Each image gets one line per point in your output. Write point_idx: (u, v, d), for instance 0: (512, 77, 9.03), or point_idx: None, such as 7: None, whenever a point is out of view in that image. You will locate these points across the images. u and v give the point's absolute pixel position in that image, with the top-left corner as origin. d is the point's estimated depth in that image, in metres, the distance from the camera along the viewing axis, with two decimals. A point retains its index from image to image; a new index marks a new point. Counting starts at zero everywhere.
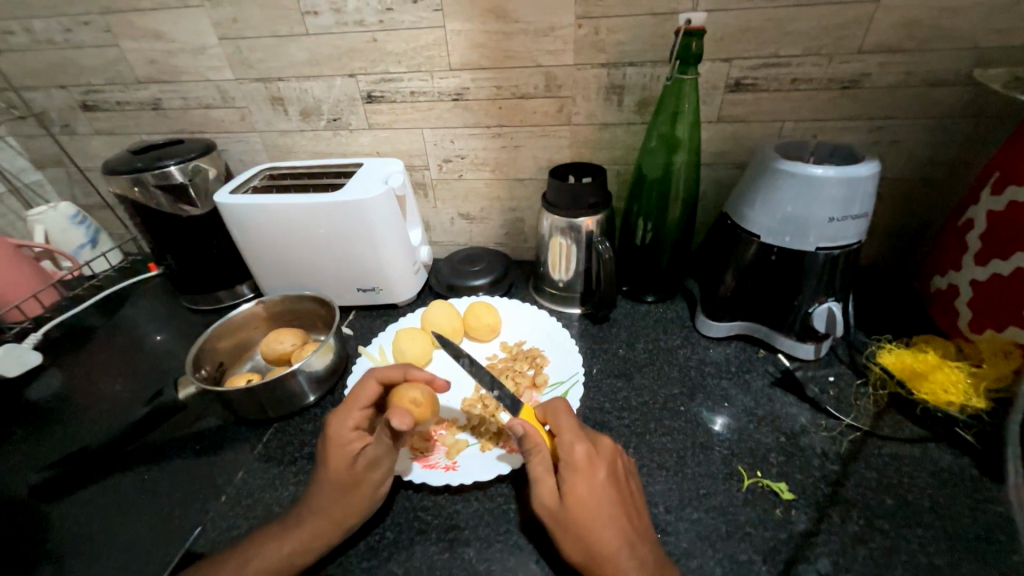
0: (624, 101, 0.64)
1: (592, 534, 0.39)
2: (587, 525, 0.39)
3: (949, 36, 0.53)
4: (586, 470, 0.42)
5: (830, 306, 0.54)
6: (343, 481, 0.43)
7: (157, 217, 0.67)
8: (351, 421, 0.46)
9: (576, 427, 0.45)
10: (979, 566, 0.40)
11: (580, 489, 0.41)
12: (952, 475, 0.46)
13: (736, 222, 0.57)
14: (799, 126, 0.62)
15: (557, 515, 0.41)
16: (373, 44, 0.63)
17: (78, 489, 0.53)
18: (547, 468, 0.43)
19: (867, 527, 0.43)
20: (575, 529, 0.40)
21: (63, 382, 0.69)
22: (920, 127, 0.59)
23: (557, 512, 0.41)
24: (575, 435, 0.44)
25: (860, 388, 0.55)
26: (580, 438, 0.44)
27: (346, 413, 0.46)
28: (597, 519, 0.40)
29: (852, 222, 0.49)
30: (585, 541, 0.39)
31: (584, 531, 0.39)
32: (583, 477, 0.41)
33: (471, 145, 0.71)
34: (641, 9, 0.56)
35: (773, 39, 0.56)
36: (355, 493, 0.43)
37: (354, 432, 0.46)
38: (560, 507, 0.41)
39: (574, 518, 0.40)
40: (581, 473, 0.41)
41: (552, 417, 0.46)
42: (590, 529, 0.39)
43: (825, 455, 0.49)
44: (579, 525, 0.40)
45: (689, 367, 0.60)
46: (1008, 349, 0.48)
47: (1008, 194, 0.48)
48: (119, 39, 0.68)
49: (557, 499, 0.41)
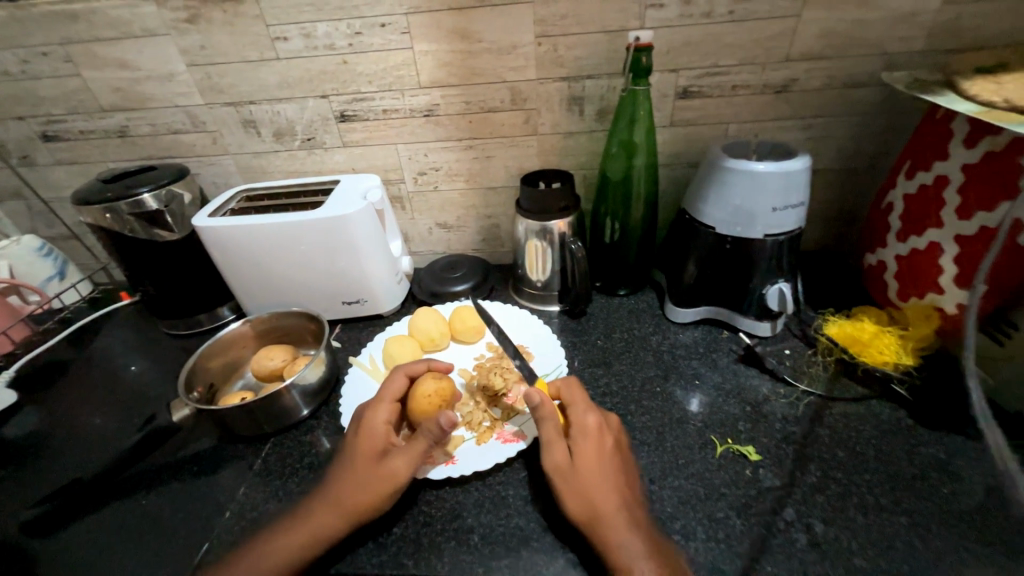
0: (585, 111, 0.69)
1: (595, 491, 0.44)
2: (593, 484, 0.44)
3: (860, 44, 0.60)
4: (593, 436, 0.48)
5: (781, 286, 0.60)
6: (372, 474, 0.47)
7: (129, 247, 0.67)
8: (384, 415, 0.51)
9: (586, 403, 0.51)
10: (917, 500, 0.46)
11: (587, 451, 0.46)
12: (892, 425, 0.53)
13: (693, 216, 0.62)
14: (742, 127, 0.68)
15: (566, 476, 0.45)
16: (344, 65, 0.66)
17: (74, 522, 0.53)
18: (559, 434, 0.48)
19: (824, 477, 0.48)
20: (581, 487, 0.44)
21: (40, 419, 0.68)
22: (844, 123, 0.67)
23: (565, 472, 0.45)
24: (586, 409, 0.50)
25: (812, 357, 0.62)
26: (589, 410, 0.50)
27: (380, 408, 0.51)
28: (598, 478, 0.45)
29: (792, 210, 0.56)
30: (591, 498, 0.44)
31: (589, 490, 0.44)
32: (591, 440, 0.47)
33: (444, 158, 0.74)
34: (594, 27, 0.62)
35: (713, 51, 0.62)
36: (382, 486, 0.46)
37: (385, 426, 0.50)
38: (570, 467, 0.45)
39: (581, 477, 0.45)
40: (592, 437, 0.47)
41: (563, 394, 0.52)
42: (593, 486, 0.44)
43: (785, 419, 0.55)
44: (585, 483, 0.44)
45: (662, 351, 0.66)
46: (929, 313, 0.56)
47: (919, 179, 0.55)
48: (81, 68, 0.68)
49: (567, 460, 0.46)
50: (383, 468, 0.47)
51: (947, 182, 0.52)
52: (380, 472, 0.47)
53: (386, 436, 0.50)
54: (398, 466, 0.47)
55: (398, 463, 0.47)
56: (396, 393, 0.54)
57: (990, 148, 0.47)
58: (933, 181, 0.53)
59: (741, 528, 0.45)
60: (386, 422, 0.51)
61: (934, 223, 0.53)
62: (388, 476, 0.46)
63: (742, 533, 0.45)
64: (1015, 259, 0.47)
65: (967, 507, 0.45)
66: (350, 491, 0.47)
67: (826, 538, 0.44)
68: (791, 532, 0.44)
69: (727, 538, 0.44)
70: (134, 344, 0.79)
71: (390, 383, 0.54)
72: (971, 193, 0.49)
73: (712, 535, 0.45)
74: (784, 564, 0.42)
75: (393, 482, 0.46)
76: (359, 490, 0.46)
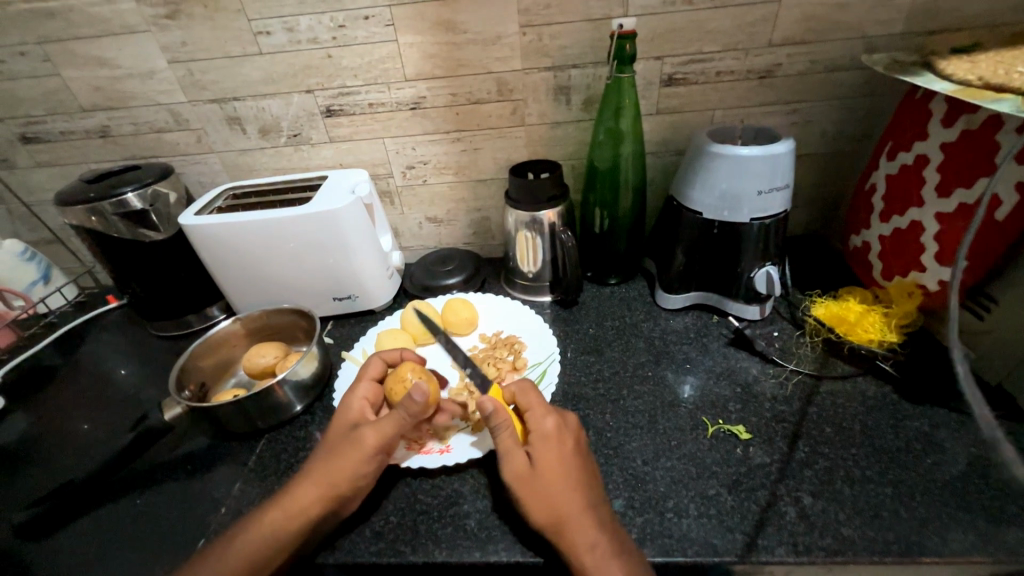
0: (572, 100, 0.69)
1: (559, 498, 0.43)
2: (555, 491, 0.43)
3: (841, 28, 0.61)
4: (554, 440, 0.46)
5: (768, 269, 0.61)
6: (345, 444, 0.47)
7: (115, 247, 0.66)
8: (361, 393, 0.52)
9: (543, 405, 0.49)
10: (902, 472, 0.47)
11: (550, 456, 0.45)
12: (878, 401, 0.54)
13: (681, 202, 0.63)
14: (728, 113, 0.69)
15: (528, 486, 0.44)
16: (328, 59, 0.65)
17: (68, 524, 0.53)
18: (517, 442, 0.46)
19: (813, 453, 0.49)
20: (544, 496, 0.43)
21: (30, 424, 0.67)
22: (827, 107, 0.68)
23: (527, 482, 0.44)
24: (543, 412, 0.48)
25: (800, 338, 0.63)
26: (547, 413, 0.48)
27: (358, 386, 0.53)
28: (564, 484, 0.43)
29: (778, 193, 0.56)
30: (555, 506, 0.42)
31: (554, 498, 0.43)
32: (552, 445, 0.46)
33: (432, 151, 0.74)
34: (578, 16, 0.62)
35: (696, 38, 0.63)
36: (353, 454, 0.46)
37: (361, 402, 0.51)
38: (532, 475, 0.44)
39: (545, 485, 0.43)
40: (552, 443, 0.46)
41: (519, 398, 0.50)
42: (558, 494, 0.43)
43: (775, 398, 0.56)
44: (550, 491, 0.43)
45: (654, 337, 0.66)
46: (912, 291, 0.57)
47: (900, 160, 0.56)
48: (60, 67, 0.66)
49: (528, 468, 0.44)
50: (354, 437, 0.47)
51: (927, 161, 0.53)
52: (352, 441, 0.47)
53: (361, 412, 0.51)
54: (369, 433, 0.47)
55: (368, 431, 0.47)
56: (376, 373, 0.54)
57: (967, 126, 0.48)
58: (913, 161, 0.54)
59: (732, 504, 0.46)
60: (363, 399, 0.52)
61: (915, 202, 0.54)
62: (358, 444, 0.46)
63: (733, 508, 0.45)
64: (992, 236, 0.48)
65: (951, 477, 0.46)
66: (323, 464, 0.46)
67: (816, 510, 0.45)
68: (782, 506, 0.45)
69: (720, 514, 0.45)
70: (123, 347, 0.78)
71: (368, 365, 0.55)
72: (949, 171, 0.50)
73: (705, 511, 0.45)
74: (775, 536, 0.43)
75: (363, 449, 0.46)
76: (332, 461, 0.46)
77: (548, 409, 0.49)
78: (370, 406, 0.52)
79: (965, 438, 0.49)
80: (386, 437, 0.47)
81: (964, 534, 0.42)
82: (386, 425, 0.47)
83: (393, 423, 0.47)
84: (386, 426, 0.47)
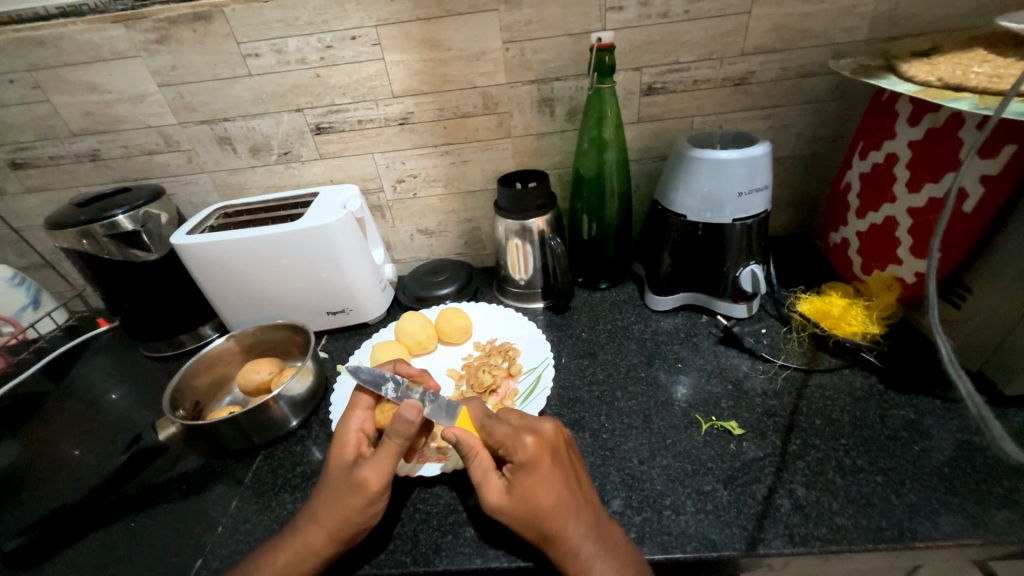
0: (556, 112, 0.71)
1: (543, 519, 0.42)
2: (536, 515, 0.42)
3: (809, 36, 0.64)
4: (531, 464, 0.43)
5: (753, 268, 0.62)
6: (342, 481, 0.45)
7: (106, 269, 0.66)
8: (357, 424, 0.50)
9: (517, 427, 0.46)
10: (891, 460, 0.48)
11: (527, 482, 0.43)
12: (864, 392, 0.55)
13: (665, 206, 0.65)
14: (707, 119, 0.71)
15: (503, 513, 0.43)
16: (316, 79, 0.67)
17: (60, 550, 0.52)
18: (490, 468, 0.45)
19: (804, 445, 0.50)
20: (523, 518, 0.42)
21: (22, 451, 0.66)
22: (800, 111, 0.71)
23: (502, 511, 0.43)
24: (517, 434, 0.45)
25: (787, 334, 0.65)
26: (524, 433, 0.45)
27: (352, 416, 0.50)
28: (544, 504, 0.42)
29: (758, 194, 0.58)
30: (538, 526, 0.42)
31: (538, 520, 0.42)
32: (527, 470, 0.43)
33: (421, 164, 0.75)
34: (558, 31, 0.64)
35: (672, 49, 0.65)
36: (355, 498, 0.44)
37: (356, 434, 0.49)
38: (503, 503, 0.43)
39: (522, 511, 0.42)
40: (530, 466, 0.44)
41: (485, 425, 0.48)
42: (541, 514, 0.42)
43: (765, 393, 0.57)
44: (529, 514, 0.42)
45: (645, 338, 0.67)
46: (891, 284, 0.59)
47: (872, 158, 0.58)
48: (50, 94, 0.67)
49: (503, 496, 0.43)
50: (353, 478, 0.45)
51: (897, 159, 0.55)
52: (348, 483, 0.45)
53: (356, 445, 0.48)
54: (369, 473, 0.45)
55: (369, 472, 0.45)
56: (369, 400, 0.52)
57: (932, 124, 0.51)
58: (884, 159, 0.57)
59: (728, 499, 0.46)
60: (358, 430, 0.49)
61: (889, 199, 0.56)
62: (361, 488, 0.44)
63: (729, 503, 0.46)
64: (963, 228, 0.50)
65: (938, 462, 0.47)
66: (323, 510, 0.45)
67: (810, 501, 0.45)
68: (777, 499, 0.46)
69: (716, 508, 0.46)
70: (115, 370, 0.77)
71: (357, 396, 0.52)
72: (918, 168, 0.52)
73: (702, 507, 0.46)
74: (771, 528, 0.44)
75: (366, 493, 0.44)
76: (332, 503, 0.45)
77: (523, 428, 0.46)
78: (366, 438, 0.49)
79: (950, 424, 0.51)
80: (387, 471, 0.45)
81: (954, 517, 0.43)
82: (382, 459, 0.46)
83: (391, 453, 0.46)
84: (384, 461, 0.46)
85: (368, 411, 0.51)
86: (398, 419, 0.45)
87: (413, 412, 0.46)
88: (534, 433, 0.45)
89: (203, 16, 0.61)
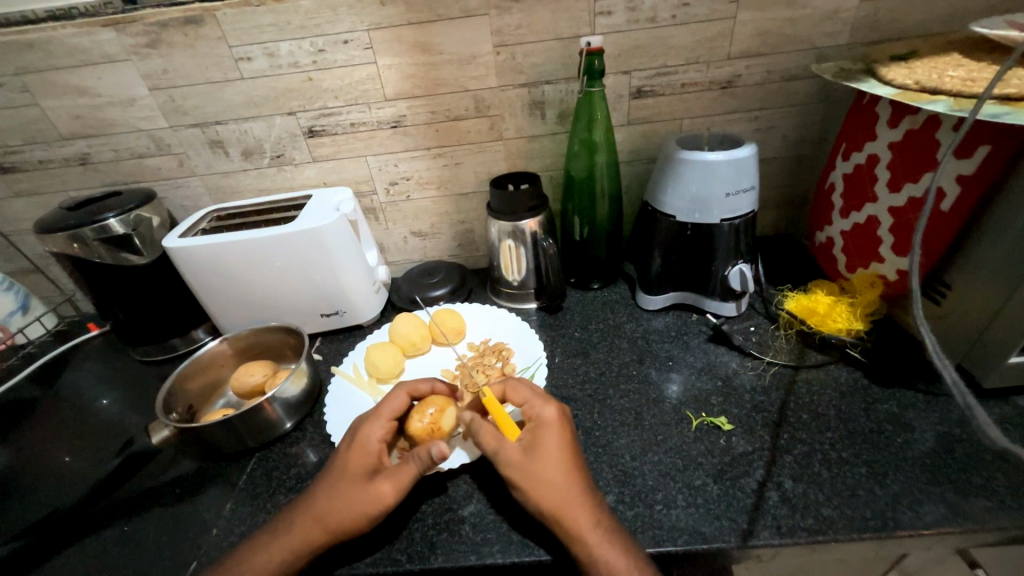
0: (547, 115, 0.72)
1: (557, 484, 0.44)
2: (552, 476, 0.44)
3: (792, 41, 0.66)
4: (548, 425, 0.47)
5: (741, 267, 0.64)
6: (355, 489, 0.45)
7: (97, 274, 0.66)
8: (378, 434, 0.50)
9: (539, 396, 0.51)
10: (875, 452, 0.49)
11: (547, 440, 0.46)
12: (850, 387, 0.57)
13: (655, 207, 0.66)
14: (695, 121, 0.73)
15: (528, 469, 0.45)
16: (309, 82, 0.67)
17: (50, 556, 0.52)
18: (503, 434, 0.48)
19: (792, 439, 0.52)
20: (540, 481, 0.44)
21: (11, 458, 0.66)
22: (785, 114, 0.72)
23: (521, 466, 0.45)
24: (542, 400, 0.50)
25: (775, 331, 0.66)
26: (545, 403, 0.50)
27: (374, 425, 0.50)
28: (558, 468, 0.44)
29: (745, 195, 0.59)
30: (551, 492, 0.43)
31: (552, 484, 0.44)
32: (548, 431, 0.47)
33: (414, 167, 0.76)
34: (549, 35, 0.65)
35: (660, 53, 0.67)
36: (361, 498, 0.45)
37: (378, 444, 0.49)
38: (523, 462, 0.45)
39: (547, 472, 0.44)
40: (550, 427, 0.47)
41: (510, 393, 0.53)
42: (552, 480, 0.44)
43: (754, 389, 0.58)
44: (541, 476, 0.44)
45: (637, 337, 0.68)
46: (874, 281, 0.60)
47: (854, 159, 0.60)
48: (38, 97, 0.67)
49: (521, 453, 0.46)
50: (365, 482, 0.46)
51: (878, 160, 0.56)
52: (359, 484, 0.46)
53: (378, 454, 0.49)
54: (386, 485, 0.45)
55: (385, 485, 0.45)
56: (393, 411, 0.52)
57: (911, 126, 0.52)
58: (866, 160, 0.58)
59: (717, 493, 0.47)
60: (380, 440, 0.50)
61: (871, 199, 0.58)
62: (372, 496, 0.45)
63: (719, 497, 0.47)
64: (942, 225, 0.52)
65: (920, 453, 0.49)
66: (326, 502, 0.45)
67: (798, 493, 0.47)
68: (765, 491, 0.47)
69: (706, 502, 0.47)
70: (106, 375, 0.76)
71: (390, 401, 0.52)
72: (899, 168, 0.54)
73: (692, 501, 0.47)
74: (760, 520, 0.45)
75: (379, 504, 0.45)
76: (335, 499, 0.45)
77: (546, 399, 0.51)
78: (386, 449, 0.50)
79: (932, 416, 0.52)
80: (404, 488, 0.46)
81: (934, 507, 0.44)
82: (402, 473, 0.46)
83: (411, 471, 0.47)
84: (403, 477, 0.46)
85: (391, 422, 0.51)
86: (432, 450, 0.46)
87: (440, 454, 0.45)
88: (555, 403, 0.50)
89: (194, 20, 0.62)
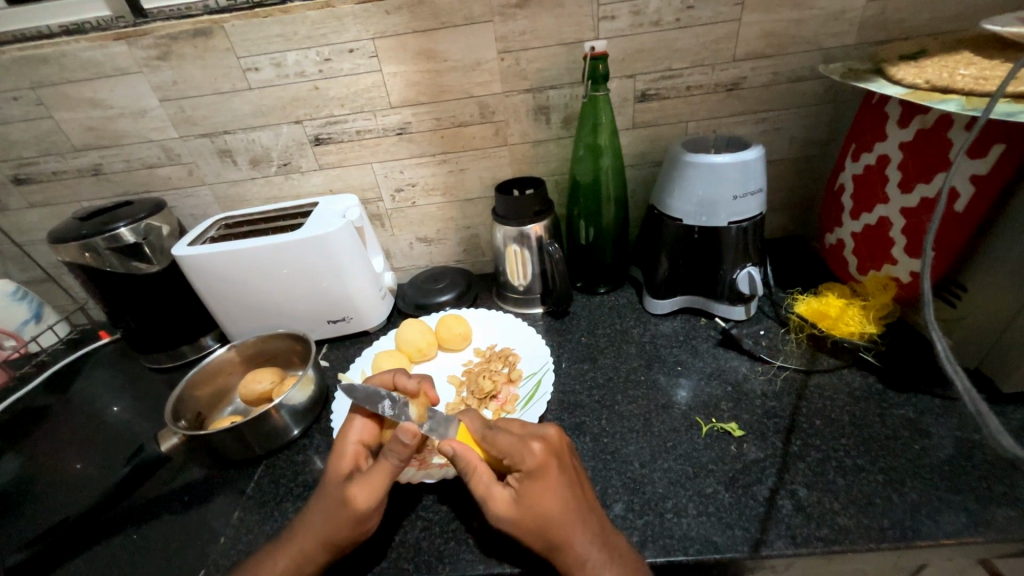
0: (552, 119, 0.72)
1: (548, 527, 0.42)
2: (545, 522, 0.42)
3: (798, 41, 0.65)
4: (538, 472, 0.43)
5: (749, 270, 0.63)
6: (336, 497, 0.45)
7: (107, 283, 0.67)
8: (356, 435, 0.49)
9: (517, 437, 0.46)
10: (892, 459, 0.48)
11: (536, 489, 0.43)
12: (864, 392, 0.56)
13: (662, 211, 0.65)
14: (700, 124, 0.73)
15: (515, 520, 0.42)
16: (315, 91, 0.68)
17: (61, 563, 0.52)
18: (493, 480, 0.45)
19: (804, 446, 0.51)
20: (533, 528, 0.42)
21: (23, 465, 0.66)
22: (792, 115, 0.72)
23: (511, 517, 0.42)
24: (522, 441, 0.45)
25: (785, 335, 0.65)
26: (526, 443, 0.45)
27: (351, 426, 0.50)
28: (553, 512, 0.42)
29: (752, 198, 0.59)
30: (546, 535, 0.42)
31: (544, 528, 0.42)
32: (537, 478, 0.43)
33: (419, 173, 0.76)
34: (552, 41, 0.65)
35: (665, 56, 0.66)
36: (345, 513, 0.44)
37: (355, 446, 0.49)
38: (517, 513, 0.42)
39: (529, 520, 0.42)
40: (539, 476, 0.43)
41: (489, 436, 0.47)
42: (546, 523, 0.42)
43: (765, 395, 0.57)
44: (535, 523, 0.42)
45: (645, 342, 0.68)
46: (887, 284, 0.59)
47: (864, 160, 0.59)
48: (52, 110, 0.68)
49: (510, 504, 0.43)
50: (346, 489, 0.45)
51: (889, 160, 0.56)
52: (340, 499, 0.44)
53: (356, 457, 0.48)
54: (360, 490, 0.44)
55: (358, 489, 0.44)
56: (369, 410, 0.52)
57: (922, 125, 0.51)
58: (876, 161, 0.57)
59: (728, 501, 0.47)
60: (357, 442, 0.49)
61: (882, 199, 0.57)
62: (349, 504, 0.44)
63: (731, 505, 0.46)
64: (954, 227, 0.51)
65: (939, 460, 0.48)
66: (317, 515, 0.45)
67: (812, 501, 0.46)
68: (778, 501, 0.46)
69: (718, 511, 0.46)
70: (117, 382, 0.77)
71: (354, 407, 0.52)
72: (910, 168, 0.53)
73: (703, 509, 0.46)
74: (773, 529, 0.44)
75: (355, 509, 0.44)
76: (323, 517, 0.44)
77: (527, 437, 0.46)
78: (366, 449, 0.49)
79: (949, 422, 0.51)
80: (378, 492, 0.44)
81: (955, 516, 0.43)
82: (375, 476, 0.45)
83: (385, 471, 0.45)
84: (377, 481, 0.45)
85: (369, 422, 0.51)
86: (398, 433, 0.44)
87: (410, 432, 0.44)
88: (537, 438, 0.46)
89: (203, 32, 0.63)
